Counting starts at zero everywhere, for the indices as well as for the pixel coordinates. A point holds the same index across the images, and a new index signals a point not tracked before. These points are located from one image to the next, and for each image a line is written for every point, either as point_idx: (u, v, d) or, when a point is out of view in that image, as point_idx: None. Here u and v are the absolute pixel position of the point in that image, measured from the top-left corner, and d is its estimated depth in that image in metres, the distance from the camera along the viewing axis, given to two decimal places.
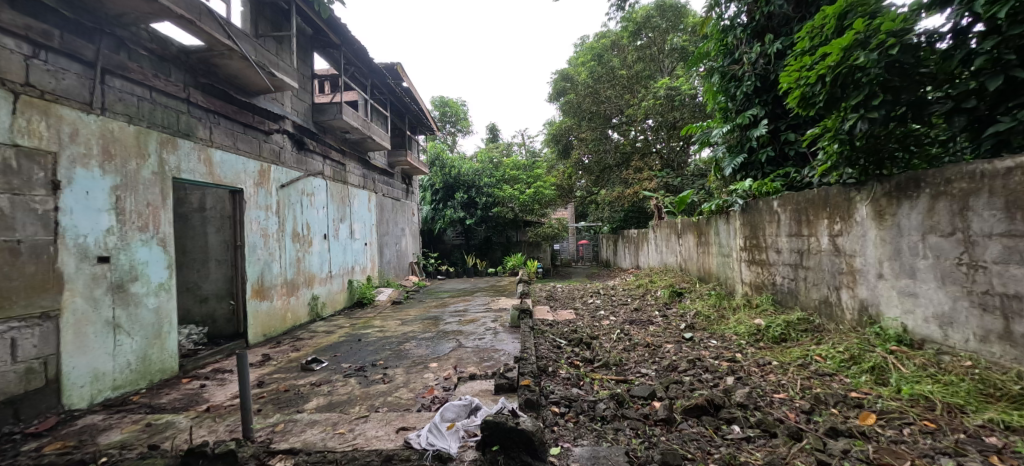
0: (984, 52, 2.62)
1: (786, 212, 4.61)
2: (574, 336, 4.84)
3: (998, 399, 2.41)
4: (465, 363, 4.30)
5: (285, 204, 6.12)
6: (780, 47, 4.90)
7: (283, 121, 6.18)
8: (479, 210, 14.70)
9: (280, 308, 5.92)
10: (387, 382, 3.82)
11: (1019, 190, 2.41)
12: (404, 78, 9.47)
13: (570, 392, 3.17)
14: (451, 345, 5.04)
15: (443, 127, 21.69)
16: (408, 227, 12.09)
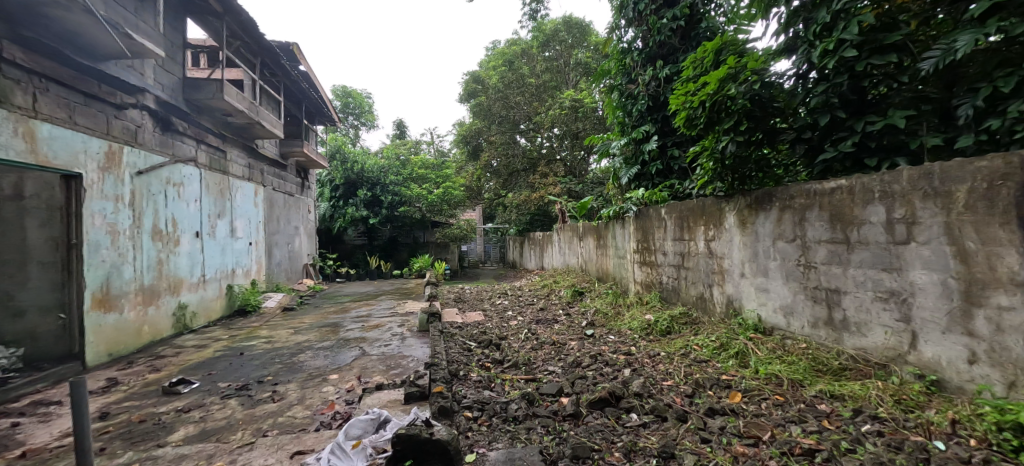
0: (818, 95, 3.18)
1: (672, 219, 5.20)
2: (482, 338, 4.96)
3: (824, 374, 2.98)
4: (369, 372, 4.21)
5: (142, 194, 5.39)
6: (668, 73, 5.55)
7: (143, 95, 5.46)
8: (384, 209, 14.26)
9: (134, 321, 5.19)
10: (277, 400, 3.60)
11: (839, 206, 2.99)
12: (302, 60, 8.82)
13: (482, 395, 3.30)
14: (354, 353, 4.88)
15: (346, 119, 20.63)
16: (302, 226, 11.33)
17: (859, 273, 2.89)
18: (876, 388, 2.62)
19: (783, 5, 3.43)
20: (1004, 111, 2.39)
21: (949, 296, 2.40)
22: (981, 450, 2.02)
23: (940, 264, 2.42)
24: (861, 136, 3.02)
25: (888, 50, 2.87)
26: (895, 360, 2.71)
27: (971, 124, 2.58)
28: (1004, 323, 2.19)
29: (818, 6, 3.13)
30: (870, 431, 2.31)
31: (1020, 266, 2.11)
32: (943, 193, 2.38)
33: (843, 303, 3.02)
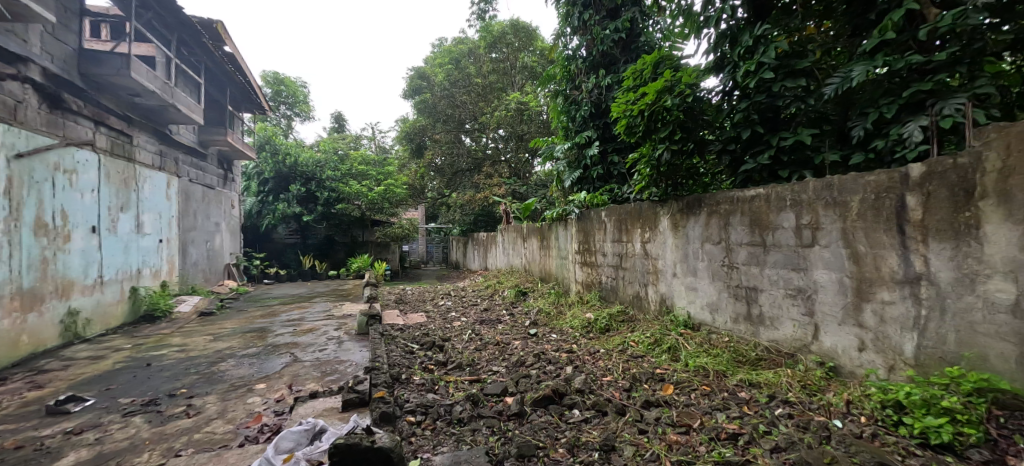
0: (740, 111, 3.50)
1: (611, 221, 5.45)
2: (425, 340, 4.94)
3: (744, 364, 3.28)
4: (302, 380, 4.05)
5: (24, 181, 4.77)
6: (610, 81, 5.84)
7: (26, 65, 4.92)
8: (319, 207, 13.70)
9: (8, 330, 4.60)
10: (193, 415, 3.37)
11: (758, 212, 3.31)
12: (227, 41, 8.23)
13: (426, 398, 3.29)
14: (285, 360, 4.66)
15: (278, 107, 19.45)
16: (225, 223, 10.60)
17: (773, 272, 3.21)
18: (786, 375, 2.92)
19: (713, 26, 3.74)
20: (888, 133, 2.78)
21: (845, 292, 2.74)
22: (869, 425, 2.31)
23: (838, 264, 2.76)
24: (776, 150, 3.37)
25: (799, 74, 3.22)
26: (802, 350, 3.04)
27: (863, 143, 2.96)
28: (886, 316, 2.53)
29: (743, 30, 3.47)
30: (782, 414, 2.57)
31: (899, 266, 2.45)
32: (841, 202, 2.72)
33: (760, 300, 3.34)
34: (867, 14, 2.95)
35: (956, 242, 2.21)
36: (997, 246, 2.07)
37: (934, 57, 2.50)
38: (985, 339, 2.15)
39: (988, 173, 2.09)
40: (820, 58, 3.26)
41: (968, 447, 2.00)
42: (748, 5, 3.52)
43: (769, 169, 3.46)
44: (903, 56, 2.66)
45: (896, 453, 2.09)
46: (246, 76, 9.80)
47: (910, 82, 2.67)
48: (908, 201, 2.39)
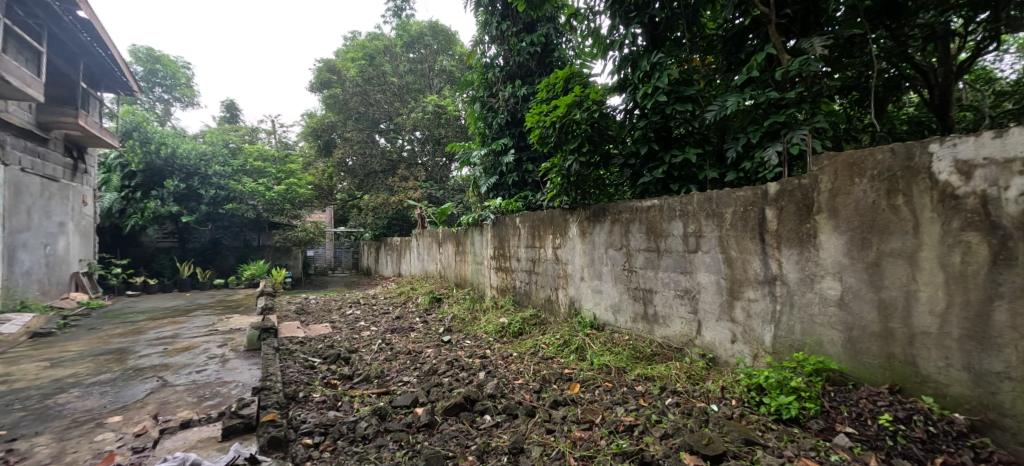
0: (641, 129, 3.84)
1: (525, 227, 5.64)
2: (329, 353, 4.71)
3: (641, 359, 3.59)
4: (172, 408, 3.60)
5: None
6: (525, 92, 6.07)
7: None
8: (204, 206, 12.33)
9: None
10: (17, 462, 2.80)
11: (654, 220, 3.66)
12: (80, 5, 7.06)
13: (326, 417, 3.14)
14: (150, 386, 4.12)
15: (151, 89, 17.29)
16: (73, 224, 9.11)
17: (665, 275, 3.57)
18: (675, 367, 3.26)
19: (617, 49, 4.07)
20: (753, 157, 3.25)
21: (721, 292, 3.14)
22: (738, 407, 2.67)
23: (716, 267, 3.16)
24: (667, 166, 3.75)
25: (687, 100, 3.63)
26: (688, 344, 3.42)
27: (736, 163, 3.42)
28: (752, 311, 2.96)
29: (642, 55, 3.85)
30: (671, 404, 2.87)
31: (761, 269, 2.88)
32: (717, 214, 3.12)
33: (654, 300, 3.69)
34: (740, 53, 3.54)
35: (802, 248, 2.66)
36: (829, 251, 2.53)
37: (786, 95, 3.00)
38: (821, 328, 2.60)
39: (822, 192, 2.55)
40: (701, 88, 3.72)
41: (810, 419, 2.40)
42: (647, 36, 3.93)
43: (661, 183, 3.85)
44: (765, 92, 3.14)
45: (759, 429, 2.44)
46: (109, 50, 8.50)
47: (770, 113, 3.16)
48: (767, 214, 2.82)
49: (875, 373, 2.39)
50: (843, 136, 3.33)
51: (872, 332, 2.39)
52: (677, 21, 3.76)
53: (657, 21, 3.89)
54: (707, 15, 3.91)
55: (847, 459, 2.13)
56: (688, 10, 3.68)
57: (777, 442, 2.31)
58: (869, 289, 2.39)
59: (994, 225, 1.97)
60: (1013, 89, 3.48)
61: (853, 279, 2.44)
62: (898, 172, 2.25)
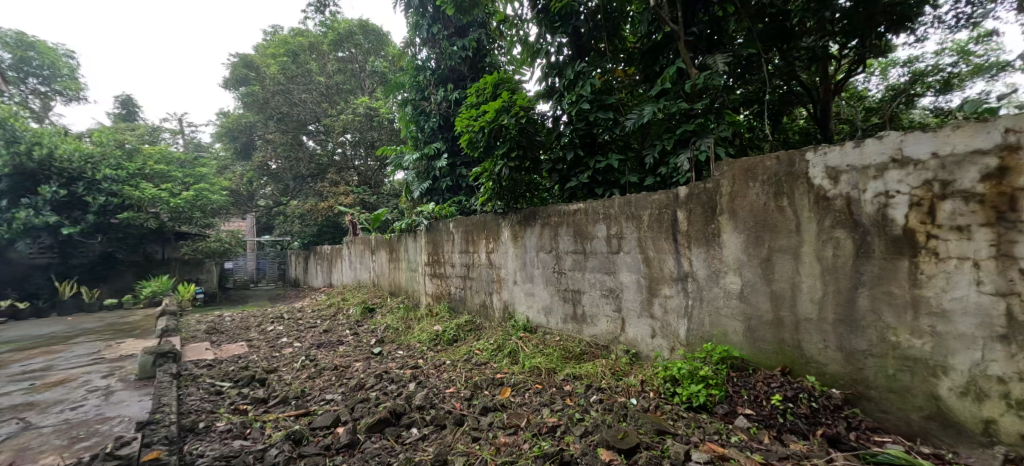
0: (568, 135, 3.95)
1: (459, 232, 5.57)
2: (241, 375, 4.36)
3: (570, 359, 3.68)
4: (33, 455, 3.13)
5: None
6: (457, 96, 6.06)
7: None
8: (91, 216, 10.94)
9: None
10: None
11: (579, 223, 3.79)
12: None
13: (230, 448, 2.90)
14: (7, 430, 3.56)
15: (24, 80, 15.10)
16: None
17: (592, 276, 3.71)
18: (601, 364, 3.39)
19: (543, 56, 4.16)
20: (668, 162, 3.47)
21: (641, 290, 3.32)
22: (655, 398, 2.84)
23: (636, 267, 3.34)
24: (592, 171, 3.91)
25: (609, 108, 3.79)
26: (614, 341, 3.58)
27: (653, 168, 3.64)
28: (668, 307, 3.15)
29: (567, 64, 3.99)
30: (594, 401, 2.98)
31: (674, 267, 3.10)
32: (636, 216, 3.31)
33: (582, 301, 3.82)
34: (656, 66, 3.79)
35: (708, 247, 2.89)
36: (731, 249, 2.78)
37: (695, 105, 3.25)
38: (726, 319, 2.84)
39: (723, 195, 2.79)
40: (622, 97, 3.91)
41: (716, 404, 2.62)
42: (572, 45, 4.05)
43: (587, 187, 3.99)
44: (676, 102, 3.38)
45: (671, 418, 2.62)
46: None
47: (681, 122, 3.40)
48: (678, 215, 3.04)
49: (770, 358, 2.65)
50: (746, 144, 3.66)
51: (767, 320, 2.65)
52: (599, 32, 3.96)
53: (581, 32, 4.04)
54: (627, 30, 4.17)
55: (745, 439, 2.34)
56: (608, 24, 3.93)
57: (685, 429, 2.49)
58: (763, 282, 2.65)
59: (856, 223, 2.27)
60: (878, 106, 4.06)
61: (751, 273, 2.70)
62: (783, 177, 2.53)
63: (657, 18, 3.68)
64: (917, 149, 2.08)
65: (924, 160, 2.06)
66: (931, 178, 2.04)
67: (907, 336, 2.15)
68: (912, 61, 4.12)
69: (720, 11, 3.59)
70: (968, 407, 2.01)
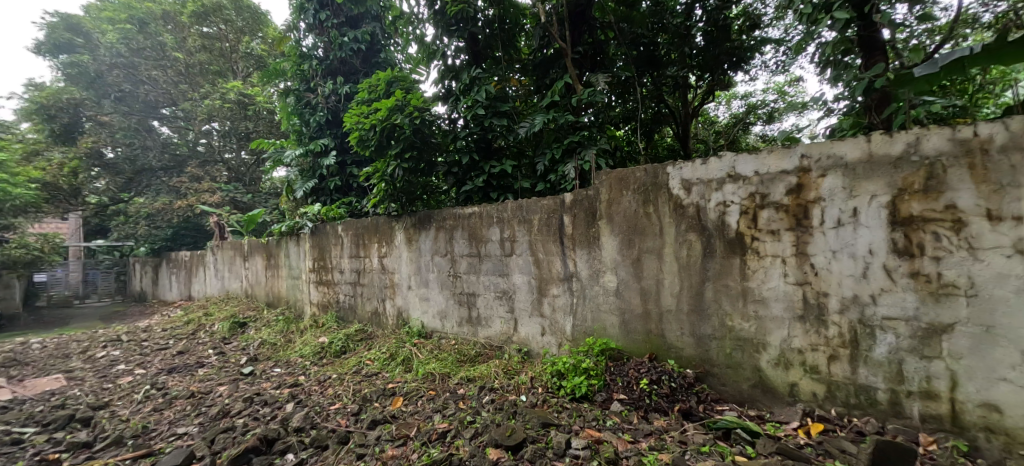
0: (465, 138, 4.00)
1: (349, 236, 5.29)
2: (55, 416, 3.62)
3: (465, 362, 3.72)
4: None
5: None
6: (348, 90, 5.79)
7: None
8: None
9: None
10: None
11: (474, 227, 3.87)
12: None
13: None
14: None
15: None
16: None
17: (486, 279, 3.82)
18: (494, 365, 3.49)
19: (440, 58, 4.19)
20: (556, 170, 3.71)
21: (532, 291, 3.51)
22: (543, 393, 3.03)
23: (528, 268, 3.52)
24: (487, 175, 3.99)
25: (503, 115, 3.93)
26: (507, 341, 3.72)
27: (544, 175, 3.84)
28: (556, 305, 3.38)
29: (463, 68, 4.05)
30: (486, 401, 3.06)
31: (561, 267, 3.33)
32: (527, 220, 3.49)
33: (477, 303, 3.91)
34: (547, 79, 4.03)
35: (589, 249, 3.16)
36: (608, 250, 3.08)
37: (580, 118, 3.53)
38: (604, 314, 3.13)
39: (602, 202, 3.09)
40: (517, 105, 4.08)
41: (595, 392, 2.87)
42: (468, 50, 4.13)
43: (482, 191, 4.06)
44: (564, 114, 3.64)
45: (557, 410, 2.81)
46: None
47: (568, 133, 3.66)
48: (564, 220, 3.28)
49: (640, 347, 2.99)
50: (625, 157, 4.02)
51: (637, 313, 2.99)
52: (495, 41, 4.09)
53: (478, 38, 4.12)
54: (523, 43, 4.38)
55: (618, 421, 2.62)
56: (504, 33, 4.10)
57: (567, 420, 2.70)
58: (634, 280, 2.99)
59: (703, 227, 2.71)
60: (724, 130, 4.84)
61: (625, 272, 3.02)
62: (649, 187, 2.88)
63: (547, 34, 3.93)
64: (745, 168, 2.56)
65: (749, 177, 2.55)
66: (754, 192, 2.54)
67: (739, 321, 2.62)
68: (747, 95, 4.91)
69: (603, 35, 4.02)
70: (781, 375, 2.52)
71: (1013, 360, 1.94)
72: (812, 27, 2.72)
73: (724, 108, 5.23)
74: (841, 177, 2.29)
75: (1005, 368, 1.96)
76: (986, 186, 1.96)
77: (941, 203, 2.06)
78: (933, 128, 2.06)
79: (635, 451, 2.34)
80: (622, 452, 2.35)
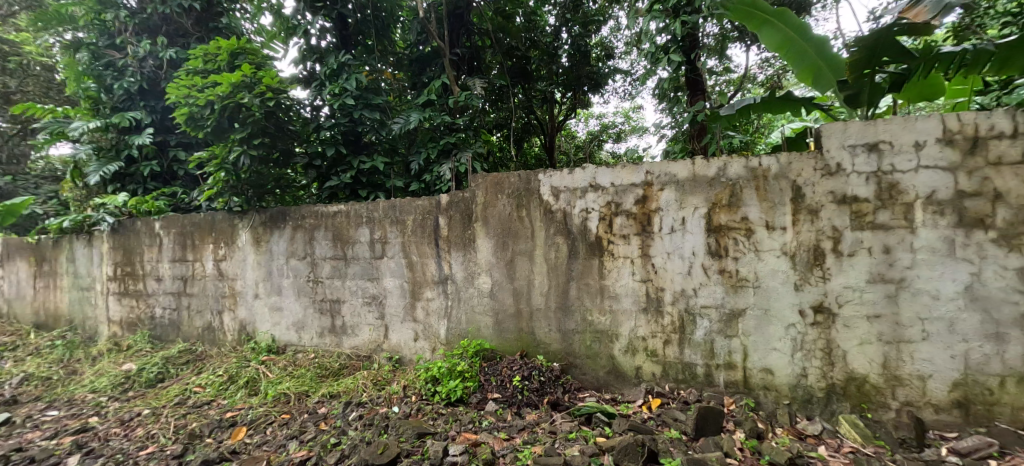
0: (331, 130, 3.62)
1: (169, 236, 4.23)
2: None
3: (327, 376, 3.37)
4: None
5: None
6: (174, 57, 4.54)
7: None
8: None
9: None
10: None
11: (339, 227, 3.53)
12: None
13: None
14: None
15: None
16: None
17: (353, 284, 3.53)
18: (362, 377, 3.25)
19: (301, 36, 3.71)
20: (431, 170, 3.65)
21: (404, 295, 3.39)
22: (417, 401, 2.94)
23: (400, 271, 3.38)
24: (356, 171, 3.68)
25: (375, 108, 3.72)
26: (376, 350, 3.50)
27: (419, 175, 3.75)
28: (430, 309, 3.33)
29: (330, 52, 3.68)
30: (354, 418, 2.83)
31: (436, 270, 3.29)
32: (400, 221, 3.35)
33: (342, 311, 3.59)
34: (423, 76, 4.02)
35: (465, 251, 3.20)
36: (484, 252, 3.16)
37: (457, 120, 3.59)
38: (479, 315, 3.20)
39: (478, 204, 3.15)
40: (390, 100, 3.92)
41: (470, 394, 2.91)
42: (336, 33, 3.76)
43: (349, 187, 3.74)
44: (440, 115, 3.66)
45: (432, 418, 2.76)
46: None
47: (444, 133, 3.68)
48: (440, 222, 3.25)
49: (512, 345, 3.14)
50: (497, 161, 4.22)
51: (510, 313, 3.13)
52: (368, 28, 3.84)
53: (347, 22, 3.80)
54: (398, 35, 4.22)
55: (493, 421, 2.69)
56: (377, 21, 3.87)
57: (444, 426, 2.66)
58: (508, 281, 3.13)
59: (569, 231, 2.98)
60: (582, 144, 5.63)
61: (499, 274, 3.14)
62: (524, 192, 3.06)
63: (425, 31, 3.95)
64: (604, 179, 2.90)
65: (607, 187, 2.90)
66: (610, 200, 2.90)
67: (597, 315, 2.97)
68: (602, 116, 5.80)
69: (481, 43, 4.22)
70: (629, 360, 2.93)
71: (780, 333, 2.62)
72: (654, 65, 3.32)
73: (583, 125, 6.04)
74: (674, 191, 2.78)
75: (775, 340, 2.63)
76: (766, 204, 2.60)
77: (739, 215, 2.66)
78: (736, 157, 2.64)
79: (511, 448, 2.44)
80: (498, 451, 2.42)
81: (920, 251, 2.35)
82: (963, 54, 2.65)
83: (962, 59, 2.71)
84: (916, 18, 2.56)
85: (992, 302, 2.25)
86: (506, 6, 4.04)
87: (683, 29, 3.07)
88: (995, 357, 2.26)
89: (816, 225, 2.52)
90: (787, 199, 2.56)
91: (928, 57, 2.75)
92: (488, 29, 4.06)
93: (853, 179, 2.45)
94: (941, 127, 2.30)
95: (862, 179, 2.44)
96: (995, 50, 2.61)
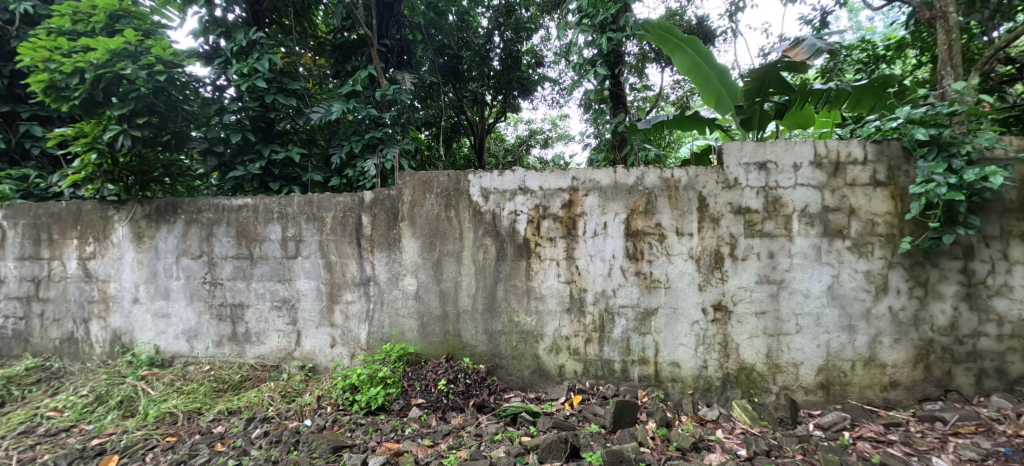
0: (237, 113, 3.27)
1: (17, 228, 3.45)
2: None
3: (225, 390, 3.00)
4: None
5: None
6: (29, 9, 3.75)
7: None
8: None
9: None
10: None
11: (244, 223, 3.17)
12: None
13: None
14: None
15: None
16: None
17: (259, 286, 3.19)
18: (268, 389, 2.94)
19: (203, 6, 3.31)
20: (355, 165, 3.47)
21: (321, 297, 3.14)
22: (333, 412, 2.73)
23: (316, 272, 3.13)
24: (267, 161, 3.36)
25: (291, 94, 3.41)
26: (286, 358, 3.20)
27: (339, 169, 3.53)
28: (349, 313, 3.13)
29: (238, 27, 3.30)
30: (258, 436, 2.54)
31: (357, 271, 3.11)
32: (318, 218, 3.10)
33: (245, 317, 3.22)
34: (348, 65, 3.84)
35: (389, 252, 3.07)
36: (409, 253, 3.05)
37: (383, 114, 3.47)
38: (403, 319, 3.08)
39: (405, 203, 3.04)
40: (309, 87, 3.64)
41: (392, 401, 2.77)
42: (247, 7, 3.39)
43: (258, 179, 3.40)
44: (365, 107, 3.51)
45: (350, 429, 2.58)
46: None
47: (369, 128, 3.54)
48: (362, 220, 3.07)
49: (437, 348, 3.07)
50: (424, 160, 4.15)
51: (436, 315, 3.06)
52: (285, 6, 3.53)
53: None
54: (318, 19, 3.97)
55: (417, 427, 2.57)
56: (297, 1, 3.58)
57: (364, 437, 2.50)
58: (434, 282, 3.05)
59: (498, 233, 2.99)
60: (510, 148, 5.80)
61: (425, 275, 3.05)
62: (453, 192, 3.01)
63: (351, 17, 3.78)
64: (532, 183, 2.96)
65: (535, 191, 2.96)
66: (538, 204, 2.96)
67: (523, 316, 3.01)
68: (530, 121, 6.04)
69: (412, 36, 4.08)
70: (552, 359, 3.01)
71: (686, 330, 2.87)
72: (581, 76, 3.49)
73: (512, 128, 6.24)
74: (597, 197, 2.91)
75: (682, 336, 2.88)
76: (677, 212, 2.84)
77: (654, 221, 2.86)
78: (652, 168, 2.84)
79: (436, 455, 2.34)
80: (423, 459, 2.31)
81: (796, 256, 2.73)
82: (829, 92, 3.15)
83: (828, 95, 3.21)
84: (796, 57, 3.02)
85: (847, 299, 2.70)
86: (438, 3, 4.01)
87: (608, 45, 3.28)
88: (848, 345, 2.71)
89: (717, 232, 2.81)
90: (694, 207, 2.82)
91: (804, 92, 3.20)
92: (419, 23, 3.96)
93: (746, 193, 2.77)
94: (813, 152, 2.70)
95: (754, 193, 2.76)
96: (852, 91, 3.17)
